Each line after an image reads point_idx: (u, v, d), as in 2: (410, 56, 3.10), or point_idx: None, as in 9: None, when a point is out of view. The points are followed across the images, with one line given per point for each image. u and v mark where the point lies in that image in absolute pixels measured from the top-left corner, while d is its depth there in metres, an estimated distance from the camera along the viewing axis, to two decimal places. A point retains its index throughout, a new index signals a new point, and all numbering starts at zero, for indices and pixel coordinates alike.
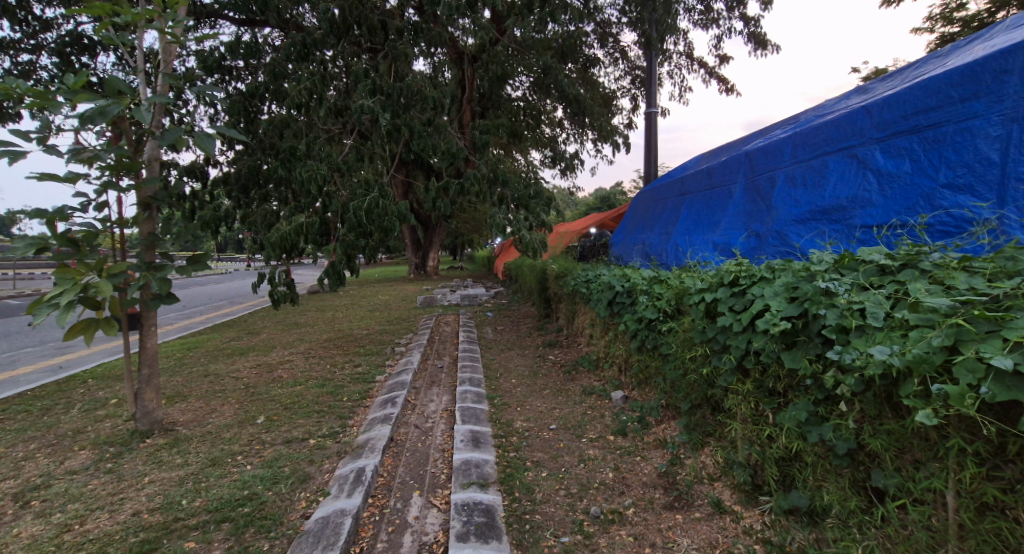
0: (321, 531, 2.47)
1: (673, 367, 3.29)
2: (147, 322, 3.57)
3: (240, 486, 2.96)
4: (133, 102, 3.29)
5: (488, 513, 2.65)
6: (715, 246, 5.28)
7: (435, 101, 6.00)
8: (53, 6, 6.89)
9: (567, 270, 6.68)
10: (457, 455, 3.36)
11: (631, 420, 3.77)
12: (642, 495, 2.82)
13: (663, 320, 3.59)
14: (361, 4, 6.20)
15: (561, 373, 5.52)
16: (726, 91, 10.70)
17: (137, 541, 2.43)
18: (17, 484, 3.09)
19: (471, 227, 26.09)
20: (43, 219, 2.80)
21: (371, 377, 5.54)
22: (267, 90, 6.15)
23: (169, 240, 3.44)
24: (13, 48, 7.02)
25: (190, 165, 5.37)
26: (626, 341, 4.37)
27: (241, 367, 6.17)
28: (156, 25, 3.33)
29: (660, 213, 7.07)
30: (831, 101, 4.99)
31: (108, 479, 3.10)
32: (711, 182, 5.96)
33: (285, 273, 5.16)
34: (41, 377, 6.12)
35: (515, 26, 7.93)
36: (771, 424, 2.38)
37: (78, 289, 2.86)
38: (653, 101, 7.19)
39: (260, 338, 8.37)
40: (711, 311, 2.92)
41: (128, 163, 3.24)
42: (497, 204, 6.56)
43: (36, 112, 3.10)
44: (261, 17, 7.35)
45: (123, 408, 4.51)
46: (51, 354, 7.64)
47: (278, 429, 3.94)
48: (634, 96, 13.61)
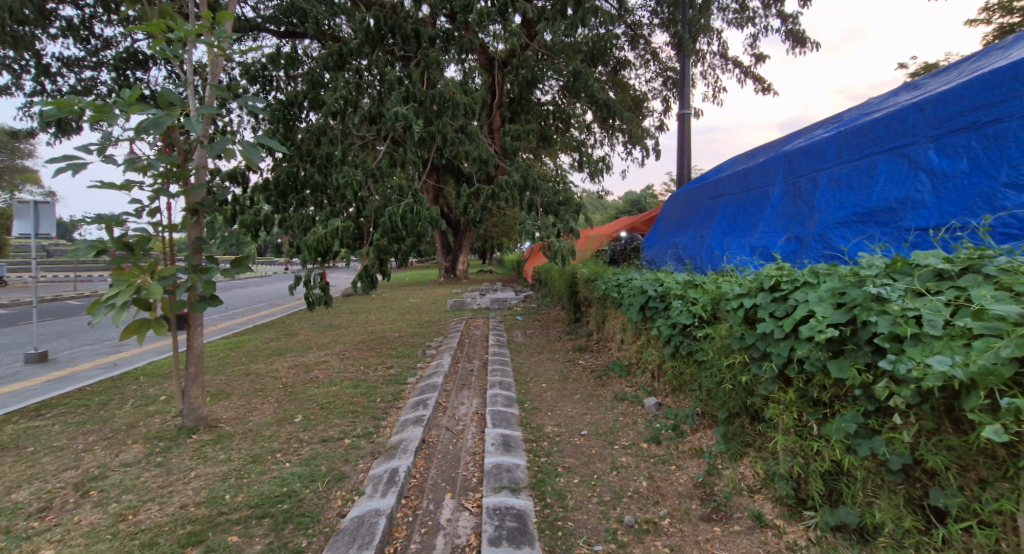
0: (357, 530, 2.50)
1: (710, 374, 3.22)
2: (194, 323, 3.73)
3: (280, 483, 3.05)
4: (183, 113, 3.45)
5: (520, 518, 2.64)
6: (753, 249, 5.14)
7: (467, 107, 6.08)
8: (112, 25, 7.33)
9: (598, 274, 6.61)
10: (489, 458, 3.37)
11: (666, 428, 3.68)
12: (678, 505, 2.75)
13: (698, 325, 3.52)
14: (396, 13, 6.34)
15: (592, 378, 5.46)
16: (763, 91, 10.39)
17: (185, 533, 2.53)
18: (77, 475, 3.26)
19: (500, 230, 26.23)
20: (102, 224, 2.98)
21: (403, 379, 5.62)
22: (306, 97, 6.41)
23: (215, 244, 3.60)
24: (77, 65, 7.50)
25: (232, 170, 5.57)
26: (659, 347, 4.29)
27: (279, 367, 6.38)
28: (205, 40, 3.49)
29: (693, 216, 6.92)
30: (877, 99, 4.79)
31: (158, 472, 3.24)
32: (748, 184, 5.80)
33: (321, 276, 5.27)
34: (96, 373, 6.45)
35: (545, 31, 7.95)
36: (816, 436, 2.28)
37: (132, 290, 3.00)
38: (687, 102, 7.05)
39: (298, 339, 8.64)
40: (749, 318, 2.83)
41: (177, 171, 3.40)
42: (527, 210, 6.57)
43: (96, 124, 3.29)
44: (301, 29, 7.60)
45: (171, 404, 4.72)
46: (107, 352, 8.08)
47: (314, 428, 4.04)
48: (666, 97, 13.39)
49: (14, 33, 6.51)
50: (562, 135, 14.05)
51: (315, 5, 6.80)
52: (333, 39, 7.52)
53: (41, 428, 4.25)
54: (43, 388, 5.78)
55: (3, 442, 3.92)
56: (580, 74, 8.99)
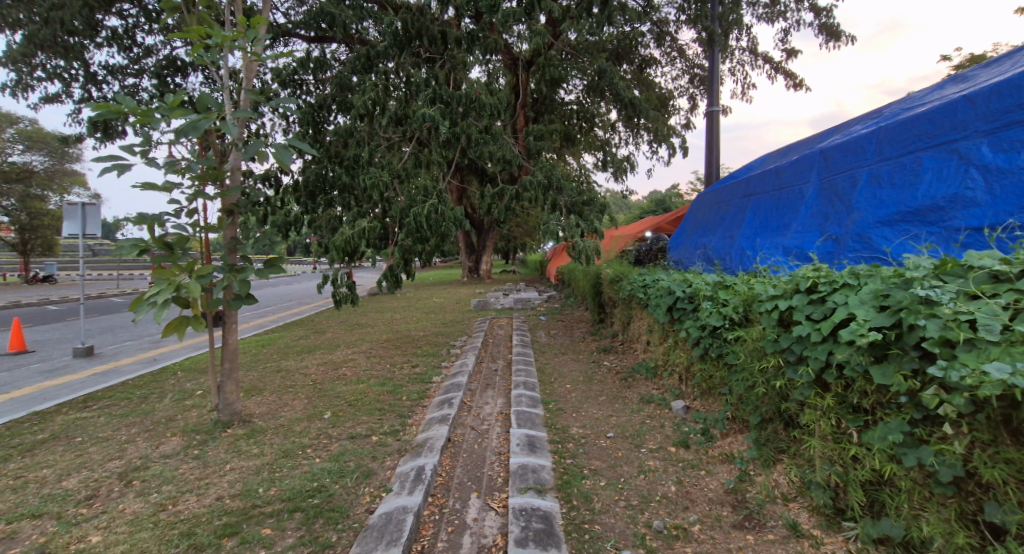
0: (385, 527, 2.53)
1: (741, 378, 3.13)
2: (229, 320, 3.84)
3: (310, 478, 3.11)
4: (220, 117, 3.55)
5: (547, 520, 2.62)
6: (787, 250, 4.99)
7: (492, 108, 6.11)
8: (153, 34, 7.63)
9: (623, 275, 6.53)
10: (514, 459, 3.35)
11: (694, 432, 3.60)
12: (708, 512, 2.68)
13: (729, 328, 3.44)
14: (422, 15, 6.40)
15: (617, 379, 5.39)
16: (794, 87, 10.08)
17: (221, 524, 2.60)
18: (121, 465, 3.40)
19: (524, 230, 26.24)
20: (144, 224, 3.10)
21: (428, 377, 5.67)
22: (334, 100, 6.54)
23: (249, 244, 3.70)
24: (121, 73, 7.83)
25: (265, 172, 5.72)
26: (687, 349, 4.20)
27: (309, 364, 6.52)
28: (240, 45, 3.59)
29: (722, 216, 6.77)
30: (920, 92, 4.59)
31: (195, 464, 3.35)
32: (779, 182, 5.64)
33: (347, 275, 5.34)
34: (138, 368, 6.73)
35: (570, 30, 7.90)
36: (856, 444, 2.20)
37: (172, 289, 3.10)
38: (715, 99, 6.90)
39: (326, 337, 8.82)
40: (784, 320, 2.74)
41: (213, 172, 3.51)
42: (551, 210, 6.54)
43: (139, 128, 3.42)
44: (329, 33, 7.75)
45: (208, 399, 4.88)
46: (147, 347, 8.41)
47: (343, 425, 4.11)
48: (692, 94, 13.15)
49: (65, 43, 6.82)
50: (587, 135, 13.95)
51: (344, 9, 6.93)
52: (361, 42, 7.64)
53: (88, 419, 4.45)
54: (89, 381, 6.05)
55: (53, 432, 4.12)
56: (605, 73, 8.91)
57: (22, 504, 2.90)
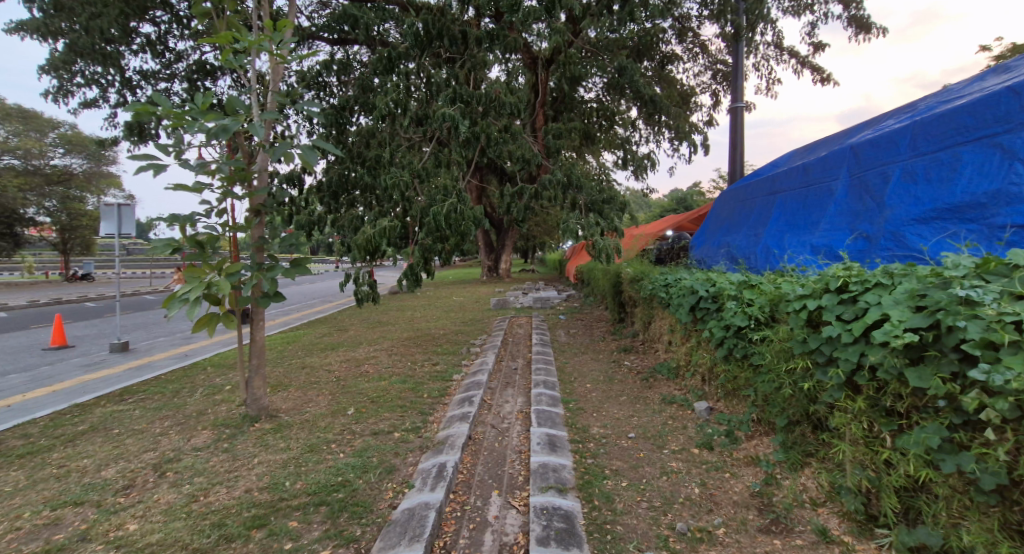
0: (408, 522, 2.56)
1: (767, 379, 3.07)
2: (257, 318, 3.93)
3: (335, 472, 3.17)
4: (248, 119, 3.64)
5: (568, 519, 2.61)
6: (815, 249, 4.86)
7: (512, 107, 6.11)
8: (184, 39, 7.84)
9: (644, 274, 6.45)
10: (535, 458, 3.35)
11: (718, 433, 3.54)
12: (733, 515, 2.62)
13: (754, 328, 3.38)
14: (443, 16, 6.43)
15: (638, 379, 5.34)
16: (822, 82, 9.78)
17: (250, 516, 2.66)
18: (155, 456, 3.52)
19: (543, 229, 26.21)
20: (176, 224, 3.20)
21: (449, 375, 5.71)
22: (357, 102, 6.61)
23: (275, 243, 3.78)
24: (154, 77, 8.07)
25: (289, 173, 5.82)
26: (711, 349, 4.13)
27: (332, 361, 6.63)
28: (267, 49, 3.67)
29: (746, 214, 6.63)
30: (958, 84, 4.43)
31: (225, 457, 3.44)
32: (807, 179, 5.49)
33: (369, 274, 5.39)
34: (171, 363, 6.95)
35: (590, 27, 7.85)
36: (890, 449, 2.13)
37: (204, 286, 3.19)
38: (739, 95, 6.76)
39: (348, 334, 8.96)
40: (813, 321, 2.68)
41: (242, 173, 3.59)
42: (570, 208, 6.51)
43: (171, 130, 3.52)
44: (352, 35, 7.85)
45: (236, 394, 5.00)
46: (179, 343, 8.68)
47: (366, 421, 4.16)
48: (715, 90, 12.91)
49: (102, 50, 7.07)
50: (607, 132, 13.84)
51: (366, 11, 7.01)
52: (382, 44, 7.72)
53: (124, 412, 4.61)
54: (125, 375, 6.27)
55: (92, 424, 4.28)
56: (626, 70, 8.82)
57: (65, 492, 3.02)
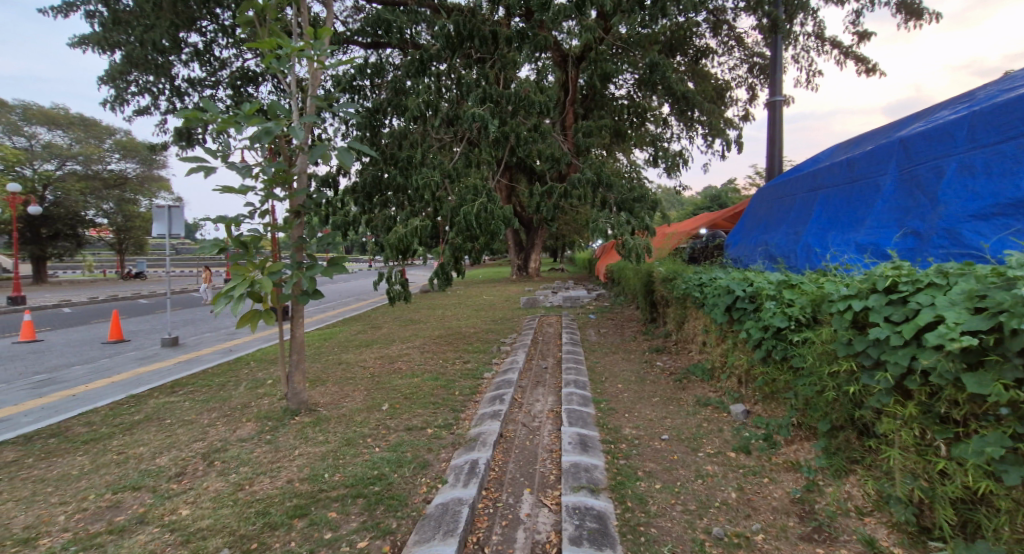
0: (442, 517, 2.59)
1: (808, 383, 2.97)
2: (296, 315, 4.05)
3: (371, 466, 3.24)
4: (288, 123, 3.77)
5: (600, 519, 2.60)
6: (860, 247, 4.65)
7: (542, 106, 6.11)
8: (228, 47, 8.16)
9: (677, 273, 6.32)
10: (567, 457, 3.34)
11: (756, 437, 3.45)
12: (773, 521, 2.55)
13: (794, 329, 3.27)
14: (474, 17, 6.48)
15: (671, 381, 5.24)
16: (866, 72, 9.35)
17: (292, 506, 2.76)
18: (204, 446, 3.69)
19: (572, 228, 26.06)
20: (223, 224, 3.34)
21: (479, 374, 5.75)
22: (389, 104, 6.72)
23: (314, 243, 3.90)
24: (200, 85, 8.44)
25: (325, 175, 5.98)
26: (748, 351, 4.02)
27: (367, 357, 6.79)
28: (307, 54, 3.79)
29: (785, 211, 6.41)
30: (1021, 72, 4.17)
31: (268, 448, 3.58)
32: (851, 175, 5.27)
33: (401, 273, 5.48)
34: (217, 357, 7.28)
35: (621, 24, 7.76)
36: (944, 458, 2.03)
37: (247, 284, 3.32)
38: (777, 89, 6.53)
39: (382, 332, 9.14)
40: (858, 322, 2.57)
41: (283, 176, 3.73)
42: (600, 207, 6.45)
43: (217, 134, 3.66)
44: (385, 39, 7.99)
45: (277, 388, 5.19)
46: (223, 339, 9.06)
47: (400, 417, 4.24)
48: (751, 84, 12.52)
49: (155, 61, 7.44)
50: (638, 129, 13.62)
51: (399, 15, 7.13)
52: (414, 47, 7.83)
53: (175, 403, 4.85)
54: (175, 368, 6.59)
55: (147, 414, 4.52)
56: (658, 67, 8.67)
57: (124, 477, 3.21)
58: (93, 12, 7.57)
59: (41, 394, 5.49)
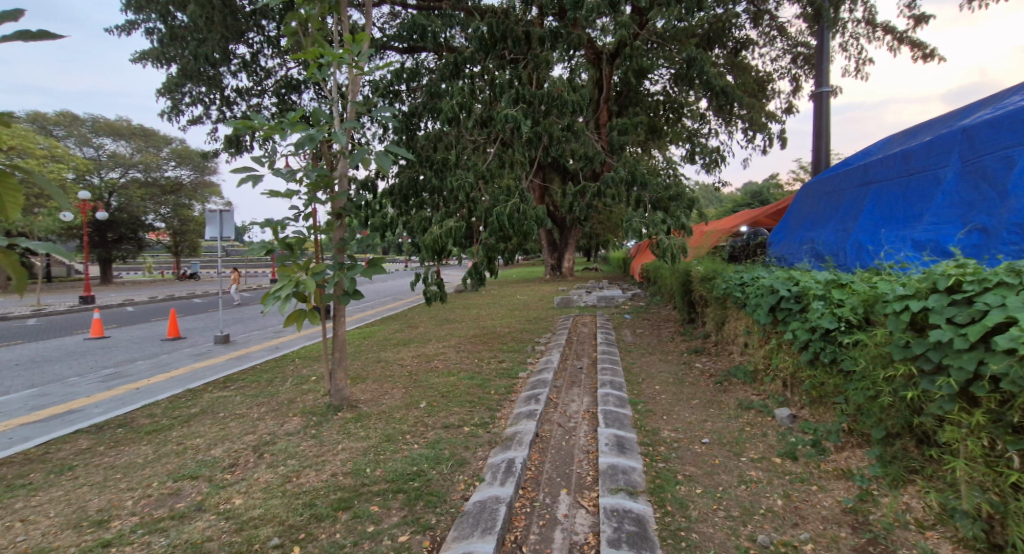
0: (480, 514, 2.62)
1: (861, 387, 2.83)
2: (338, 314, 4.18)
3: (410, 462, 3.31)
4: (330, 129, 3.89)
5: (640, 522, 2.56)
6: (918, 244, 4.41)
7: (575, 105, 6.07)
8: (273, 58, 8.50)
9: (716, 272, 6.16)
10: (603, 459, 3.31)
11: (803, 443, 3.32)
12: (823, 531, 2.44)
13: (844, 331, 3.13)
14: (506, 17, 6.50)
15: (711, 383, 5.11)
16: (923, 58, 8.81)
17: (336, 498, 2.85)
18: (254, 439, 3.86)
19: (606, 227, 25.79)
20: (270, 227, 3.49)
21: (514, 373, 5.77)
22: (424, 107, 6.81)
23: (354, 244, 4.00)
24: (247, 94, 8.82)
25: (364, 179, 6.13)
26: (794, 353, 3.87)
27: (404, 355, 6.93)
28: (347, 62, 3.90)
29: (832, 207, 6.13)
30: None
31: (313, 443, 3.71)
32: (907, 168, 4.99)
33: (437, 273, 5.56)
34: (265, 354, 7.60)
35: (657, 19, 7.62)
36: (1016, 470, 1.90)
37: (292, 284, 3.44)
38: (824, 80, 6.25)
39: (419, 331, 9.31)
40: (915, 324, 2.44)
41: (324, 180, 3.85)
42: (635, 206, 6.35)
43: (264, 141, 3.80)
44: (420, 43, 8.11)
45: (321, 384, 5.37)
46: (270, 337, 9.45)
47: (437, 414, 4.31)
48: (795, 75, 12.03)
49: (207, 73, 7.83)
50: (675, 125, 13.33)
51: (433, 20, 7.24)
52: (448, 50, 7.91)
53: (227, 397, 5.09)
54: (227, 364, 6.91)
55: (202, 407, 4.76)
56: (695, 61, 8.45)
57: (183, 466, 3.39)
58: (153, 29, 8.03)
59: (110, 387, 5.87)
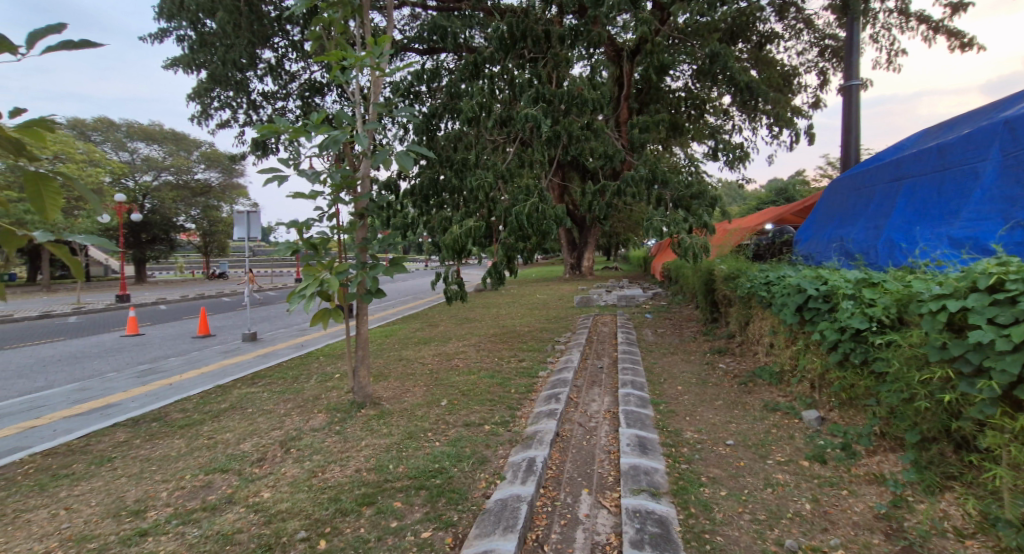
0: (502, 512, 2.62)
1: (894, 389, 2.74)
2: (361, 313, 4.24)
3: (432, 459, 3.34)
4: (353, 130, 3.94)
5: (663, 524, 2.53)
6: (955, 242, 4.26)
7: (595, 103, 6.04)
8: (297, 61, 8.66)
9: (741, 271, 6.04)
10: (625, 459, 3.28)
11: (832, 446, 3.23)
12: (854, 537, 2.37)
13: (876, 331, 3.04)
14: (526, 16, 6.49)
15: (735, 384, 5.01)
16: (960, 47, 8.47)
17: (360, 494, 2.89)
18: (281, 434, 3.95)
19: (627, 225, 25.55)
20: (295, 227, 3.56)
21: (535, 372, 5.77)
22: (445, 108, 6.85)
23: (376, 243, 4.05)
24: (273, 98, 9.01)
25: (386, 179, 6.20)
26: (822, 353, 3.76)
27: (426, 354, 7.00)
28: (370, 63, 3.94)
29: (862, 204, 5.95)
30: None
31: (338, 439, 3.77)
32: (943, 162, 4.82)
33: (457, 273, 5.58)
34: (291, 352, 7.76)
35: (679, 14, 7.50)
36: None
37: (317, 283, 3.50)
38: (854, 73, 6.07)
39: (440, 329, 9.39)
40: (953, 324, 2.35)
41: (347, 181, 3.91)
42: (656, 205, 6.27)
43: (289, 143, 3.87)
44: (440, 44, 8.16)
45: (345, 381, 5.45)
46: (296, 335, 9.65)
47: (458, 413, 4.33)
48: (822, 68, 11.70)
49: (235, 78, 8.02)
50: (697, 122, 13.10)
51: (453, 21, 7.28)
52: (468, 50, 7.94)
53: (255, 393, 5.22)
54: (255, 361, 7.09)
55: (232, 403, 4.89)
56: (718, 56, 8.29)
57: (214, 460, 3.49)
58: (184, 35, 8.26)
59: (145, 382, 6.08)
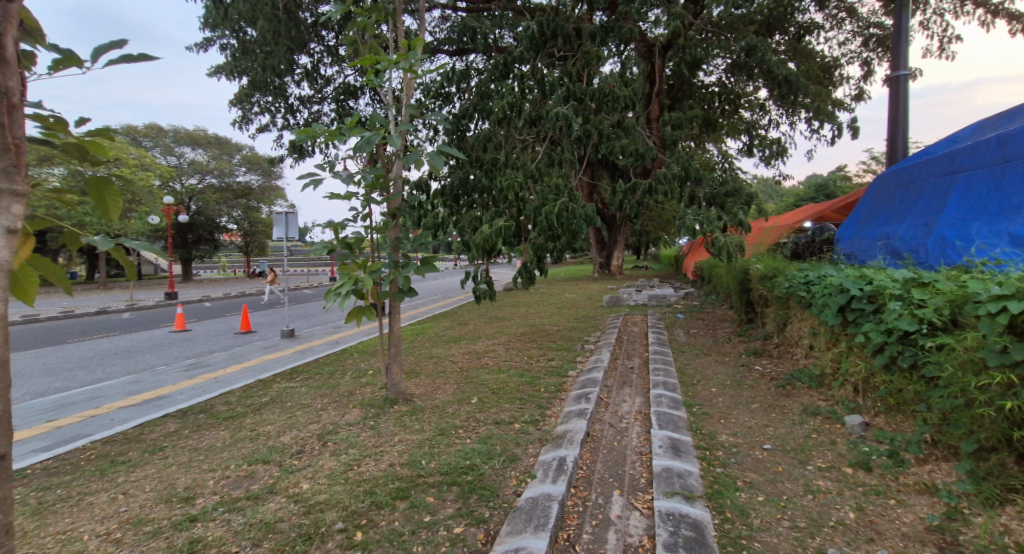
0: (532, 511, 2.62)
1: (947, 395, 2.60)
2: (394, 311, 4.31)
3: (464, 456, 3.37)
4: (386, 132, 4.01)
5: (697, 527, 2.48)
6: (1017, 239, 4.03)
7: (626, 101, 5.97)
8: (332, 65, 8.86)
9: (778, 271, 5.85)
10: (658, 461, 3.23)
11: (878, 453, 3.09)
12: (903, 548, 2.26)
13: (926, 334, 2.89)
14: (556, 15, 6.46)
15: (772, 386, 4.86)
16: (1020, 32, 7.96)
17: (394, 487, 2.95)
18: (318, 428, 4.06)
19: (658, 224, 25.13)
20: (331, 227, 3.65)
21: (564, 371, 5.74)
22: (474, 108, 6.88)
23: (408, 243, 4.12)
24: (309, 102, 9.26)
25: (417, 180, 6.29)
26: (866, 356, 3.61)
27: (456, 352, 7.06)
28: (403, 66, 4.00)
29: (910, 199, 5.67)
30: None
31: (372, 433, 3.85)
32: (1003, 155, 4.56)
33: (486, 272, 5.60)
34: (326, 348, 7.96)
35: (713, 7, 7.31)
36: None
37: (351, 281, 3.57)
38: (901, 62, 5.78)
39: (469, 328, 9.46)
40: (1014, 327, 2.23)
41: (380, 182, 3.98)
42: (688, 203, 6.14)
43: (324, 145, 3.97)
44: (471, 45, 8.21)
45: (377, 378, 5.56)
46: (331, 332, 9.90)
47: (488, 411, 4.36)
48: (866, 59, 11.22)
49: (274, 83, 8.29)
50: (731, 117, 12.75)
51: (483, 22, 7.32)
52: (498, 51, 7.97)
53: (293, 388, 5.38)
54: (293, 357, 7.31)
55: (272, 397, 5.06)
56: (755, 50, 8.05)
57: (256, 451, 3.62)
58: (226, 44, 8.59)
59: (191, 376, 6.36)
